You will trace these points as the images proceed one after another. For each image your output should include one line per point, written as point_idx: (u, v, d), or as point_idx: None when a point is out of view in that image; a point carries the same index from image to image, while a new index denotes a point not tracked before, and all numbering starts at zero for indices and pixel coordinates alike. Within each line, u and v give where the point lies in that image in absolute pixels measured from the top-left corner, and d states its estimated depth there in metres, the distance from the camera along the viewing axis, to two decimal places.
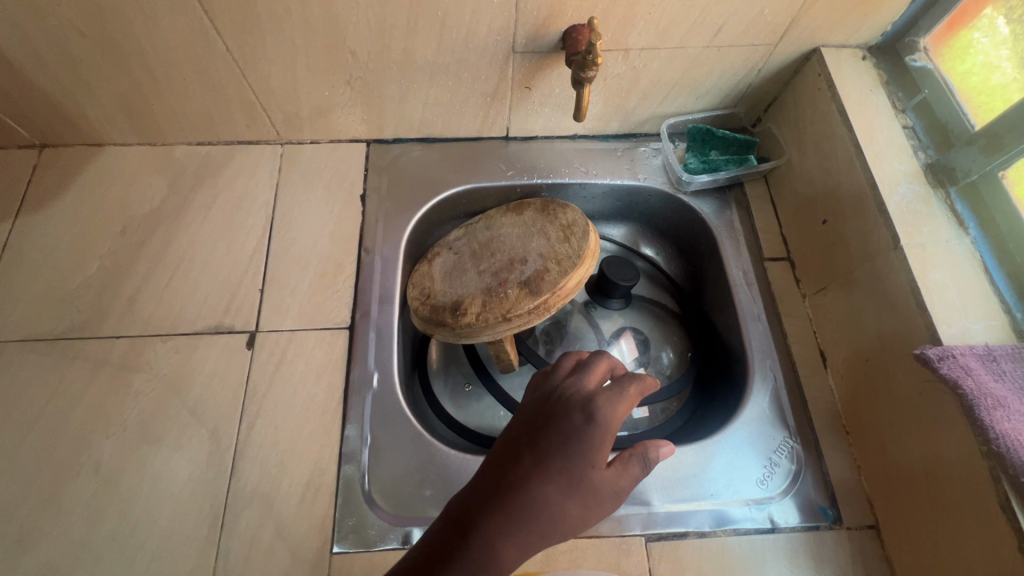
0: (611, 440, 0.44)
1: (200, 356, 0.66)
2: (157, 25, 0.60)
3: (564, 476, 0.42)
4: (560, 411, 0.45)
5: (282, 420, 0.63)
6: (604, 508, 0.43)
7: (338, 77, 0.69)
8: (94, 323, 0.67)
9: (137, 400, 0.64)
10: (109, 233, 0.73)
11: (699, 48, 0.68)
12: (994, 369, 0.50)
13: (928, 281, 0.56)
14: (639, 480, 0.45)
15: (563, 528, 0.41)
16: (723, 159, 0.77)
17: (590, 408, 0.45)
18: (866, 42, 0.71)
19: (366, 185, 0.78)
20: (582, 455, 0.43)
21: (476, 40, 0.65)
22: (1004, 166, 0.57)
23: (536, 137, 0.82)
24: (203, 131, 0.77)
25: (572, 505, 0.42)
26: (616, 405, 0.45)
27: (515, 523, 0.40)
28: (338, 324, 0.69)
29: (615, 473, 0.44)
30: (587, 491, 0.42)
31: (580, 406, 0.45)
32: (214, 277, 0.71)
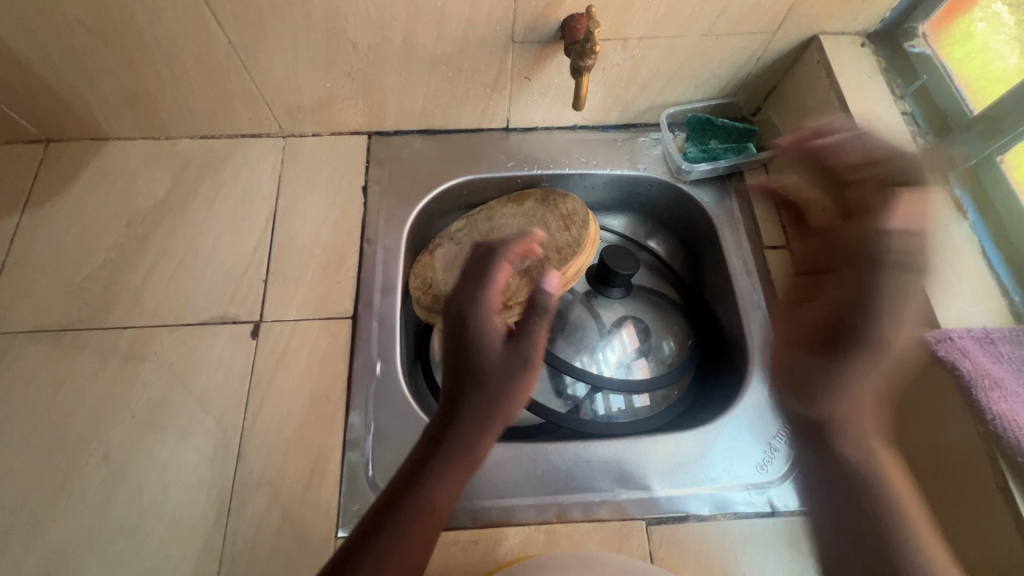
0: (488, 318, 0.49)
1: (205, 346, 0.67)
2: (159, 18, 0.61)
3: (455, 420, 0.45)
4: (450, 327, 0.49)
5: (287, 408, 0.64)
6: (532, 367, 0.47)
7: (339, 69, 0.70)
8: (101, 314, 0.68)
9: (143, 389, 0.65)
10: (115, 226, 0.74)
11: (697, 36, 0.68)
12: (993, 352, 0.51)
13: (925, 267, 0.57)
14: (545, 327, 0.49)
15: (502, 405, 0.45)
16: (722, 148, 0.78)
17: (464, 306, 0.49)
18: (865, 30, 0.70)
19: (367, 176, 0.79)
20: (475, 344, 0.47)
21: (476, 30, 0.65)
22: (1002, 149, 0.58)
23: (536, 128, 0.82)
24: (206, 124, 0.78)
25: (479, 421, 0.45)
26: (485, 294, 0.50)
27: (461, 428, 0.45)
28: (341, 314, 0.70)
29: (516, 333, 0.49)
30: (501, 403, 0.45)
31: (457, 313, 0.50)
32: (218, 269, 0.72)
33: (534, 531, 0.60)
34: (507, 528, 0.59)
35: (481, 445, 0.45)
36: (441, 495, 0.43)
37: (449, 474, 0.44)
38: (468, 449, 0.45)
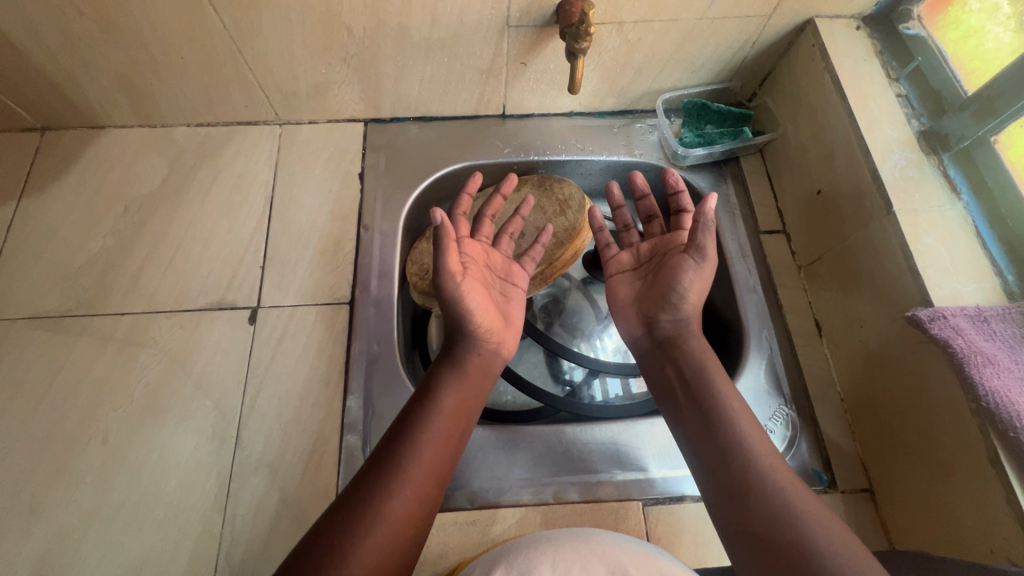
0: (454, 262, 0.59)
1: (203, 331, 0.67)
2: (153, 3, 0.61)
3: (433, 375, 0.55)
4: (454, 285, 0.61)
5: (285, 393, 0.64)
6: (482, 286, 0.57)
7: (334, 55, 0.69)
8: (98, 300, 0.69)
9: (142, 374, 0.65)
10: (112, 213, 0.74)
11: (693, 20, 0.68)
12: (985, 330, 0.51)
13: (920, 246, 0.57)
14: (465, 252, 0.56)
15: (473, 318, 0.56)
16: (718, 132, 0.78)
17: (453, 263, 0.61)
18: (860, 13, 0.70)
19: (364, 163, 0.79)
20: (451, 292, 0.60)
21: (471, 14, 0.65)
22: (997, 130, 0.58)
23: (532, 115, 0.82)
24: (202, 111, 0.78)
25: (469, 344, 0.57)
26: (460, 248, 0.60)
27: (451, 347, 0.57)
28: (338, 300, 0.70)
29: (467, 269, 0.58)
30: (468, 348, 0.57)
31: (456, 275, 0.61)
32: (215, 255, 0.72)
33: (531, 512, 0.60)
34: (503, 509, 0.60)
35: (450, 395, 0.53)
36: (430, 432, 0.50)
37: (433, 415, 0.51)
38: (441, 398, 0.53)
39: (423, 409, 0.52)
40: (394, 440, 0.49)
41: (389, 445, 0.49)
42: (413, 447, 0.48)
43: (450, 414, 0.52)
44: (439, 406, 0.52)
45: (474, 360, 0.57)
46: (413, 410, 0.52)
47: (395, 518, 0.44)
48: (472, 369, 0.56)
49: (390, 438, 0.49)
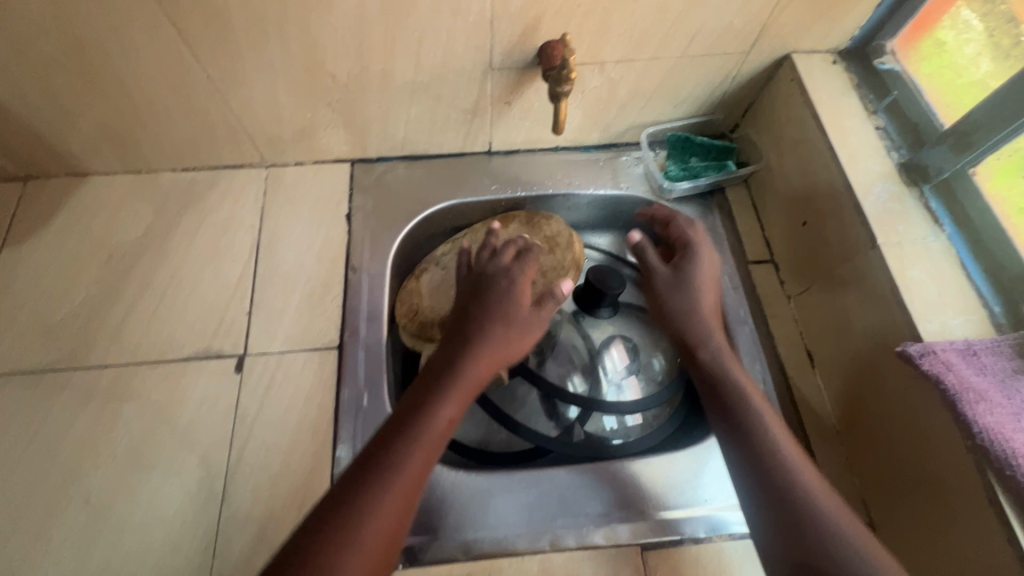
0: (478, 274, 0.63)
1: (189, 382, 0.66)
2: (138, 56, 0.61)
3: (425, 393, 0.52)
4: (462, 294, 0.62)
5: (274, 443, 0.63)
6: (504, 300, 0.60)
7: (319, 100, 0.70)
8: (81, 353, 0.67)
9: (126, 428, 0.63)
10: (95, 262, 0.73)
11: (673, 58, 0.69)
12: (975, 364, 0.51)
13: (907, 280, 0.57)
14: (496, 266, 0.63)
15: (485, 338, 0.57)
16: (702, 166, 0.79)
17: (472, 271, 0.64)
18: (836, 47, 0.72)
19: (351, 204, 0.79)
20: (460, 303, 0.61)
21: (454, 59, 0.66)
22: (975, 162, 0.58)
23: (518, 150, 0.83)
24: (187, 156, 0.77)
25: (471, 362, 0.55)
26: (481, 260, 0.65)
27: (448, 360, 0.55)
28: (327, 345, 0.69)
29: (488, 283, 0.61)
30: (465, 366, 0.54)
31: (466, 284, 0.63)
32: (201, 303, 0.71)
33: (527, 561, 0.59)
34: (499, 559, 0.59)
35: (442, 419, 0.50)
36: (413, 458, 0.47)
37: (420, 437, 0.48)
38: (431, 420, 0.50)
39: (410, 430, 0.49)
40: (377, 462, 0.47)
41: (370, 466, 0.47)
42: (395, 473, 0.46)
43: (436, 440, 0.49)
44: (428, 429, 0.49)
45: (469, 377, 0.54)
46: (400, 428, 0.49)
47: (369, 548, 0.43)
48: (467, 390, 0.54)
49: (373, 457, 0.47)
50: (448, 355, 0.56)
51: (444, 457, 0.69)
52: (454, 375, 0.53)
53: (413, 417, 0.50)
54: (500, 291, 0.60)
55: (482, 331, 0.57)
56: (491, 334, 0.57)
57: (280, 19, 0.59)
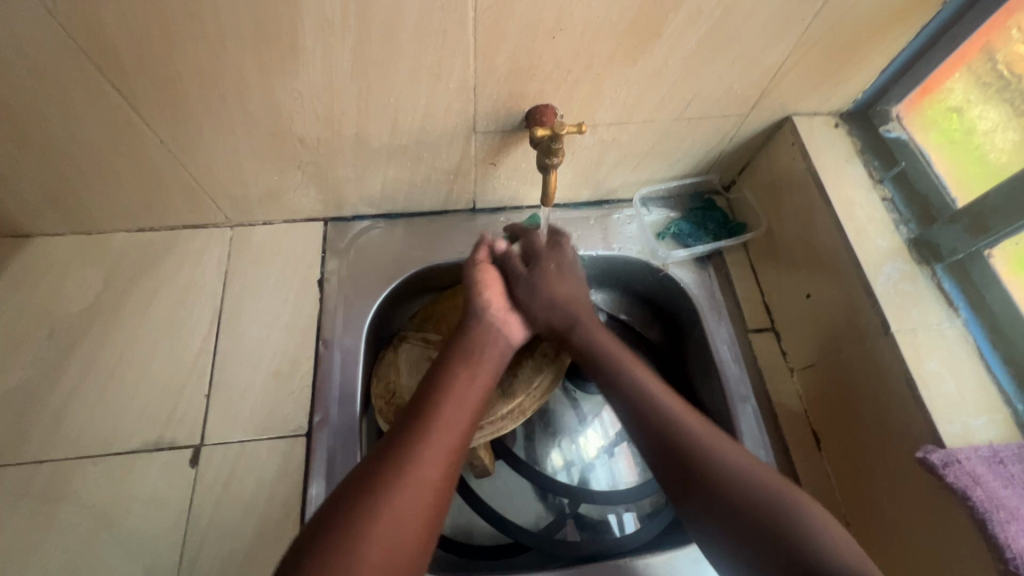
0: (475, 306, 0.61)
1: (137, 478, 0.59)
2: (79, 121, 0.55)
3: (402, 442, 0.49)
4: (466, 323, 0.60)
5: (230, 551, 0.56)
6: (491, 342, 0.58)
7: (287, 163, 0.64)
8: (13, 445, 0.60)
9: (62, 536, 0.56)
10: (35, 337, 0.66)
11: (669, 120, 0.65)
12: (1003, 474, 0.47)
13: (924, 372, 0.53)
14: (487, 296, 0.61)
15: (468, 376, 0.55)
16: (713, 226, 0.77)
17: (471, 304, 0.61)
18: (838, 110, 0.68)
19: (323, 269, 0.72)
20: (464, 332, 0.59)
21: (433, 122, 0.61)
22: (990, 245, 0.55)
23: (504, 209, 0.78)
24: (143, 217, 0.70)
25: (452, 392, 0.53)
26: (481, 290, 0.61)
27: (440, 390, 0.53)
28: (293, 432, 0.63)
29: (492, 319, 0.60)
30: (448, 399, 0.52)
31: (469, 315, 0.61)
32: (153, 384, 0.64)
33: None
34: None
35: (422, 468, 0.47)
36: (392, 508, 0.44)
37: (402, 492, 0.45)
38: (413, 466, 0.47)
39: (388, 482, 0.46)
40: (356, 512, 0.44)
41: (353, 517, 0.43)
42: (371, 526, 0.43)
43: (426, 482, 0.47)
44: (408, 483, 0.46)
45: (450, 415, 0.51)
46: (379, 480, 0.46)
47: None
48: (452, 436, 0.50)
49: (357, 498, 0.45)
50: (428, 395, 0.53)
51: None
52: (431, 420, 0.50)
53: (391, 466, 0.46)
54: (483, 332, 0.59)
55: (454, 367, 0.55)
56: (466, 373, 0.55)
57: (241, 85, 0.53)
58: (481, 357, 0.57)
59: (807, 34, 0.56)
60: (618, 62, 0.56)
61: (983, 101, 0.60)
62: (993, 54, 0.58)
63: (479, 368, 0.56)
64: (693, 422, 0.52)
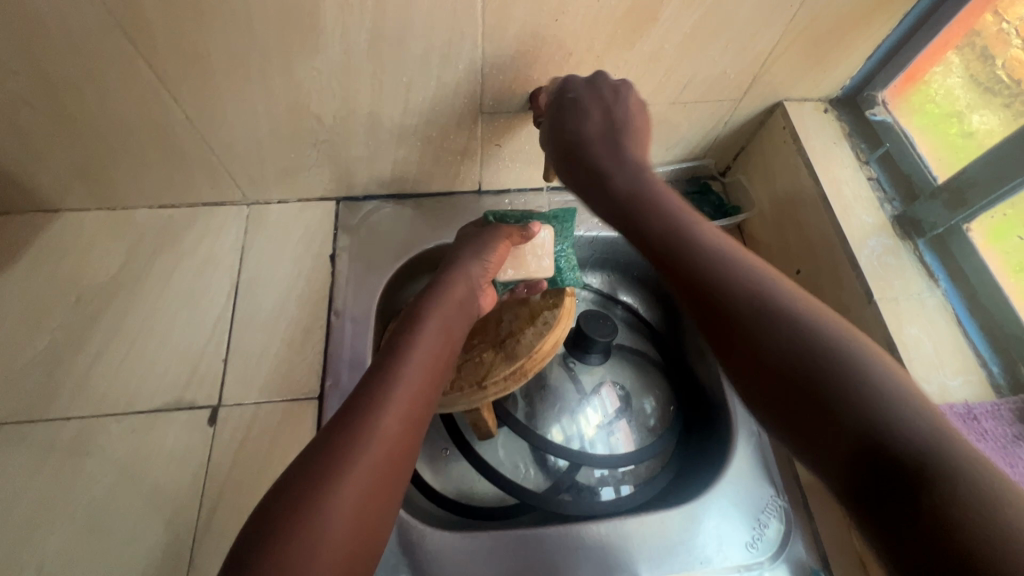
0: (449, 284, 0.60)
1: (158, 435, 0.62)
2: (110, 96, 0.59)
3: (355, 421, 0.46)
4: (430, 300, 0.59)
5: (246, 504, 0.60)
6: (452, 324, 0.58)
7: (303, 141, 0.68)
8: (42, 403, 0.63)
9: (88, 487, 0.59)
10: (62, 305, 0.69)
11: (665, 104, 0.68)
12: (976, 429, 0.50)
13: (905, 337, 0.56)
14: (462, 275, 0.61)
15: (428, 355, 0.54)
16: (708, 209, 0.80)
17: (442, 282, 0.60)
18: (827, 96, 0.72)
19: (335, 245, 0.76)
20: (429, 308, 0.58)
21: (442, 102, 0.64)
22: (968, 219, 0.58)
23: (508, 191, 0.81)
24: (165, 194, 0.74)
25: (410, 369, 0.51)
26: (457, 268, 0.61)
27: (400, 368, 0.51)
28: (306, 396, 0.66)
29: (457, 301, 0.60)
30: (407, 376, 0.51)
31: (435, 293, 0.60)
32: (173, 350, 0.68)
33: None
34: None
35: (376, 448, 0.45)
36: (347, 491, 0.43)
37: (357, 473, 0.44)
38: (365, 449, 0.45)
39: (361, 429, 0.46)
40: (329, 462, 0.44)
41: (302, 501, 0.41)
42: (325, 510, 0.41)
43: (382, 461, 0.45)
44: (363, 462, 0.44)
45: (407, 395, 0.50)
46: (335, 455, 0.44)
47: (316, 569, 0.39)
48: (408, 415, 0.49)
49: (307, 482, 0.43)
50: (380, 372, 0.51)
51: (429, 513, 0.66)
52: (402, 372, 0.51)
53: (363, 415, 0.47)
54: (455, 295, 0.60)
55: (425, 322, 0.56)
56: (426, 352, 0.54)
57: (263, 62, 0.57)
58: (450, 314, 0.58)
59: (795, 21, 0.59)
60: (617, 46, 0.60)
61: (965, 84, 0.64)
62: (980, 48, 0.62)
63: (448, 324, 0.58)
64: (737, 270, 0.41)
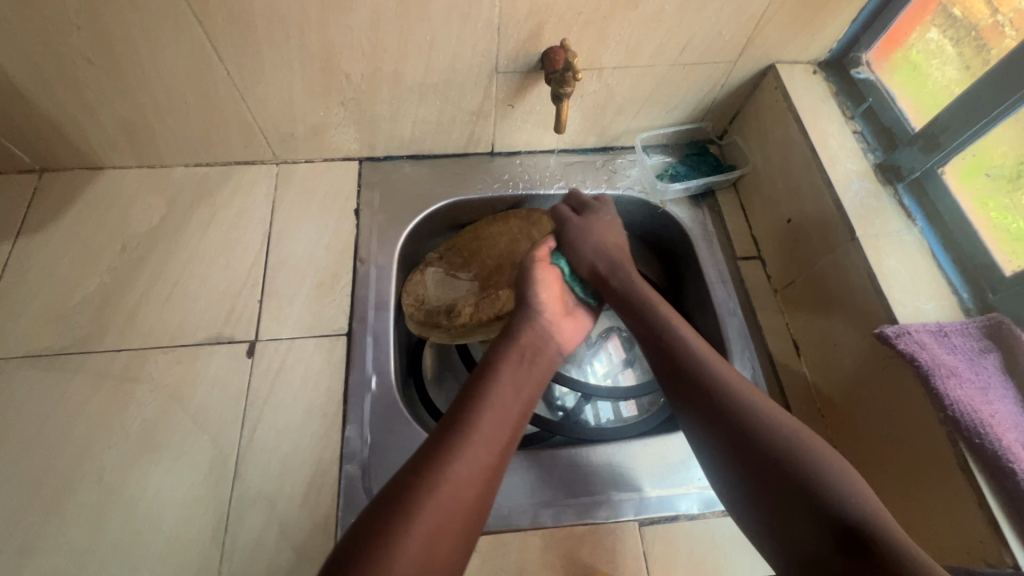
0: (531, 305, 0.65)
1: (201, 366, 0.68)
2: (162, 53, 0.65)
3: (449, 440, 0.51)
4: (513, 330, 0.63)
5: (283, 425, 0.65)
6: (535, 354, 0.62)
7: (332, 99, 0.73)
8: (94, 337, 0.69)
9: (139, 409, 0.65)
10: (109, 252, 0.75)
11: (666, 65, 0.74)
12: (946, 344, 0.55)
13: (884, 268, 0.62)
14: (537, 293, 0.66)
15: (512, 385, 0.58)
16: (706, 169, 0.85)
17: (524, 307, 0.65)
18: (815, 59, 0.78)
19: (359, 200, 0.82)
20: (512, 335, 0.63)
21: (461, 62, 0.70)
22: (943, 162, 0.63)
23: (519, 152, 0.87)
24: (202, 152, 0.80)
25: (496, 393, 0.56)
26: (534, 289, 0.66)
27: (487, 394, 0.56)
28: (336, 332, 0.72)
29: (538, 333, 0.63)
30: (493, 399, 0.55)
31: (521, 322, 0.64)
32: (212, 292, 0.73)
33: (529, 536, 0.62)
34: (501, 536, 0.61)
35: (465, 470, 0.49)
36: (436, 503, 0.47)
37: (447, 488, 0.48)
38: (457, 467, 0.49)
39: (429, 493, 0.47)
40: (398, 521, 0.45)
41: (401, 504, 0.46)
42: (417, 516, 0.45)
43: (470, 481, 0.49)
44: (452, 481, 0.48)
45: (492, 420, 0.54)
46: (431, 467, 0.49)
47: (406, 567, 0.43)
48: (494, 443, 0.52)
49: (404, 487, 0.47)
50: (471, 395, 0.56)
51: None
52: (471, 435, 0.52)
53: (432, 479, 0.48)
54: (524, 347, 0.62)
55: (497, 381, 0.57)
56: (512, 380, 0.58)
57: (302, 21, 0.63)
58: (523, 377, 0.59)
59: None
60: (622, 7, 0.66)
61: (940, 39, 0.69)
62: (975, 27, 0.64)
63: (520, 385, 0.58)
64: (764, 412, 0.54)
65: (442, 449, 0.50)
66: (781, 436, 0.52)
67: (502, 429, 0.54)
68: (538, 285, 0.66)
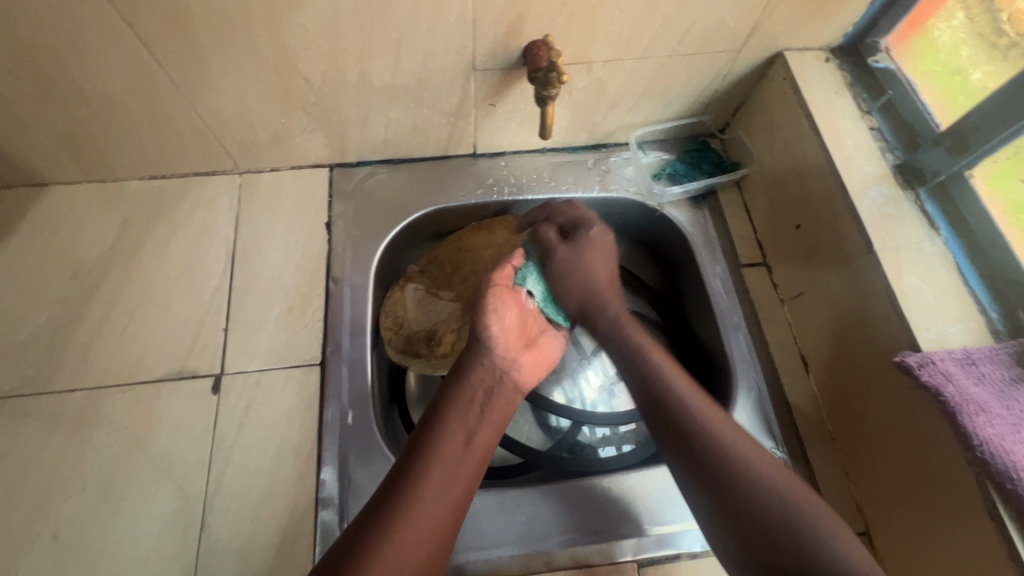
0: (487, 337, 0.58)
1: (163, 405, 0.63)
2: (94, 61, 0.57)
3: (394, 497, 0.47)
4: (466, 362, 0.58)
5: (254, 469, 0.60)
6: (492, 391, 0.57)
7: (293, 105, 0.66)
8: (45, 376, 0.64)
9: (96, 456, 0.60)
10: (58, 279, 0.69)
11: (662, 57, 0.67)
12: (974, 373, 0.50)
13: (904, 286, 0.56)
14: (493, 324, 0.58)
15: (466, 431, 0.53)
16: (706, 167, 0.79)
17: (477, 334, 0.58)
18: (828, 44, 0.70)
19: (331, 212, 0.75)
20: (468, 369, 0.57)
21: (434, 60, 0.63)
22: (970, 165, 0.57)
23: (503, 153, 0.80)
24: (155, 164, 0.73)
25: (447, 440, 0.51)
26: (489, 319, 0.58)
27: (436, 442, 0.51)
28: (308, 363, 0.66)
29: (492, 367, 0.58)
30: (445, 445, 0.51)
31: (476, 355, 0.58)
32: (173, 321, 0.67)
33: None
34: None
35: (412, 531, 0.45)
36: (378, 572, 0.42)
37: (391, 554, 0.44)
38: (403, 529, 0.45)
39: (364, 560, 0.43)
40: None
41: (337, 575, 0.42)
42: None
43: (418, 541, 0.45)
44: (396, 547, 0.44)
45: (440, 471, 0.49)
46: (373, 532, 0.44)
47: None
48: (445, 498, 0.48)
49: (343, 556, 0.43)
50: (420, 444, 0.51)
51: None
52: (418, 489, 0.47)
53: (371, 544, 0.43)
54: (477, 385, 0.56)
55: (447, 428, 0.52)
56: (463, 427, 0.53)
57: (249, 21, 0.55)
58: (475, 420, 0.54)
59: None
60: None
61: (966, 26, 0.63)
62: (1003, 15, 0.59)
63: (473, 429, 0.53)
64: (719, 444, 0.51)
65: (383, 512, 0.46)
66: (765, 500, 0.47)
67: (455, 482, 0.49)
68: (491, 314, 0.58)
